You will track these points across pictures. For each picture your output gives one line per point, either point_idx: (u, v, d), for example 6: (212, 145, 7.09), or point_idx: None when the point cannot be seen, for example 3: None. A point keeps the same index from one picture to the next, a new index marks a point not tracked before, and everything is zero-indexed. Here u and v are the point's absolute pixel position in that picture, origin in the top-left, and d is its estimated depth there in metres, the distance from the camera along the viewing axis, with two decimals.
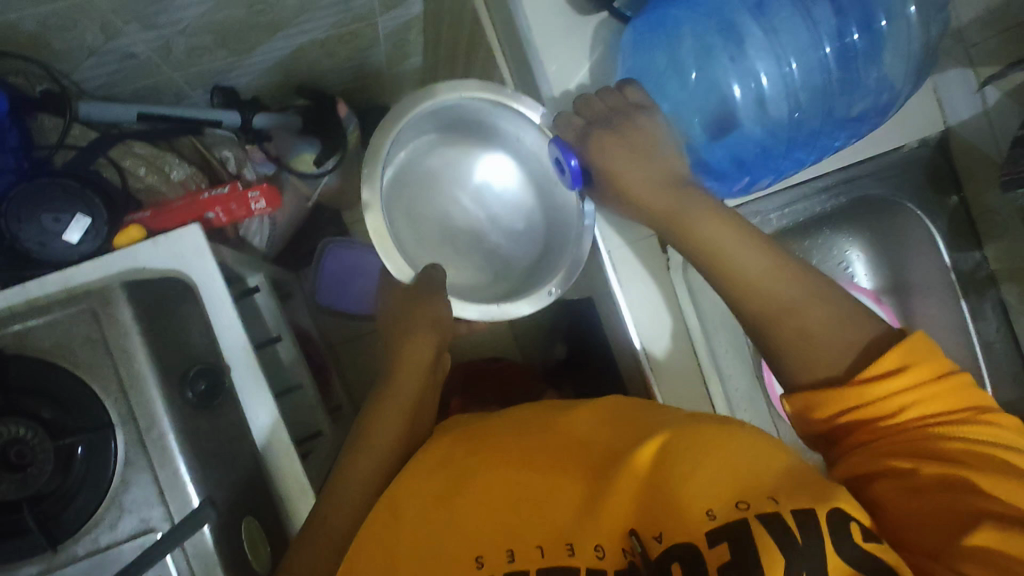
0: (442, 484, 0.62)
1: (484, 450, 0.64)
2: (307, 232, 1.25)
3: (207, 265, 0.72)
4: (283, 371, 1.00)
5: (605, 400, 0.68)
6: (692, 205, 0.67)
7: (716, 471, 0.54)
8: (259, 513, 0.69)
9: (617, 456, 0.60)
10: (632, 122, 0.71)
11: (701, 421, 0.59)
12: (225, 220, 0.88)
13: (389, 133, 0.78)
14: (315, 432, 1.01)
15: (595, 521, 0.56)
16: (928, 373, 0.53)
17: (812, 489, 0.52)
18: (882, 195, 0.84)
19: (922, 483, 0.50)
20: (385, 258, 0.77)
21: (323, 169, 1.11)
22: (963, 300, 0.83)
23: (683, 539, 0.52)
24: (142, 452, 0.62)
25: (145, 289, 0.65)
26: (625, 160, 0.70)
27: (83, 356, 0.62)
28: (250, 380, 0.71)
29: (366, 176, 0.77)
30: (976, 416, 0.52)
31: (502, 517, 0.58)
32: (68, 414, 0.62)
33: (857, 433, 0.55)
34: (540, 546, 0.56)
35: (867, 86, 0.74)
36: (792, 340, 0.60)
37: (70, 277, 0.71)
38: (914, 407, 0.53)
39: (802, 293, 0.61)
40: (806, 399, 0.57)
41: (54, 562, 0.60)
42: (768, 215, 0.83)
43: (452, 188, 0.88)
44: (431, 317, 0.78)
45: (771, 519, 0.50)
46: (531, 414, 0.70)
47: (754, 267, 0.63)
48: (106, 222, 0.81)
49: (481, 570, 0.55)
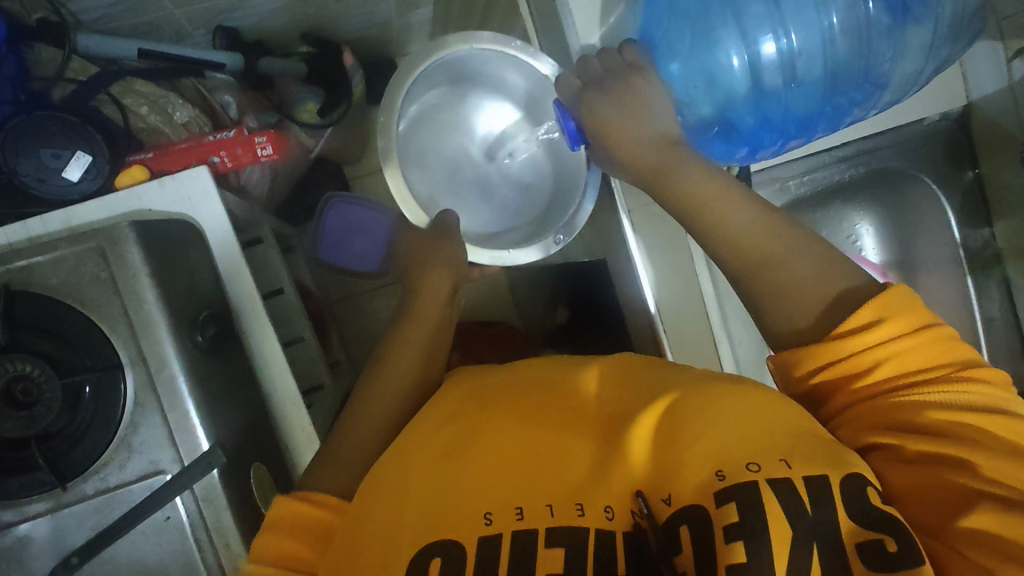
0: (424, 439, 0.57)
1: (472, 405, 0.61)
2: (308, 186, 1.21)
3: (214, 209, 0.70)
4: (285, 324, 0.99)
5: (614, 360, 0.64)
6: (677, 162, 0.64)
7: (729, 429, 0.49)
8: (267, 459, 0.69)
9: (622, 414, 0.56)
10: (623, 83, 0.69)
11: (713, 382, 0.55)
12: (230, 165, 0.85)
13: (404, 83, 0.83)
14: (316, 385, 1.01)
15: (603, 480, 0.51)
16: (904, 328, 0.49)
17: (825, 451, 0.47)
18: (901, 168, 0.87)
19: (911, 455, 0.46)
20: (402, 205, 0.85)
21: (327, 121, 1.05)
22: (969, 276, 0.84)
23: (694, 502, 0.47)
24: (152, 394, 0.61)
25: (153, 229, 0.64)
26: (617, 119, 0.68)
27: (92, 295, 0.61)
28: (258, 327, 0.71)
29: (382, 126, 0.82)
30: (956, 374, 0.48)
31: (495, 471, 0.53)
32: (76, 354, 0.61)
33: (840, 395, 0.51)
34: (551, 505, 0.50)
35: (873, 63, 0.72)
36: (769, 295, 0.57)
37: (72, 216, 0.69)
38: (887, 365, 0.49)
39: (782, 247, 0.57)
40: (786, 360, 0.54)
41: (63, 500, 0.60)
42: (788, 181, 0.87)
43: (459, 137, 0.96)
44: (449, 256, 0.82)
45: (782, 482, 0.45)
46: (526, 371, 0.66)
47: (739, 221, 0.59)
48: (107, 161, 0.79)
49: (490, 528, 0.49)
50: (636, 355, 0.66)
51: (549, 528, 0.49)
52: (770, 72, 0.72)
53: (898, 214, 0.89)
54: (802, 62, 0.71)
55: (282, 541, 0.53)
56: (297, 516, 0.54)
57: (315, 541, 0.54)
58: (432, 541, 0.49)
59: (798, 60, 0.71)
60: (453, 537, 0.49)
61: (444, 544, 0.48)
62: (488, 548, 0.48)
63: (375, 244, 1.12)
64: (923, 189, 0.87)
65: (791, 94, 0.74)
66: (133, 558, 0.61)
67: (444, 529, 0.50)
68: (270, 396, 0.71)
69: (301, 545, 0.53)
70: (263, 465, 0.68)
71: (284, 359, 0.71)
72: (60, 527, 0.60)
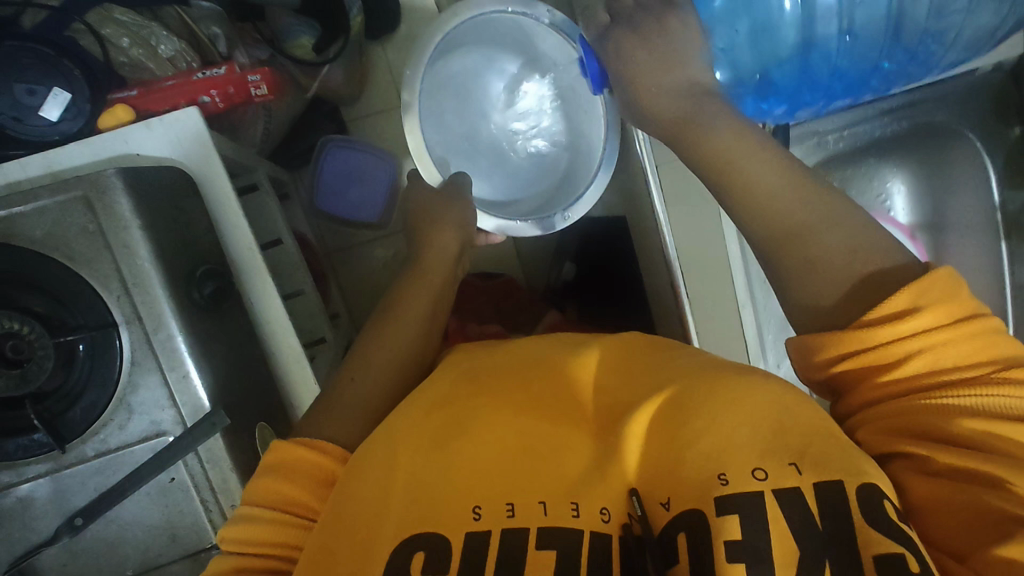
0: (407, 424, 0.52)
1: (463, 386, 0.56)
2: (303, 129, 1.13)
3: (207, 155, 0.65)
4: (283, 275, 0.95)
5: (616, 340, 0.59)
6: (708, 115, 0.58)
7: (735, 426, 0.43)
8: (272, 419, 0.67)
9: (619, 406, 0.51)
10: (656, 20, 0.62)
11: (721, 369, 0.49)
12: (223, 106, 0.79)
13: (436, 33, 0.80)
14: (318, 340, 0.97)
15: (597, 479, 0.47)
16: (943, 319, 0.44)
17: (840, 456, 0.41)
18: (944, 123, 0.80)
19: (938, 466, 0.41)
20: (417, 161, 0.83)
21: (325, 58, 0.95)
22: (1004, 243, 0.80)
23: (692, 506, 0.42)
24: (149, 353, 0.58)
25: (143, 176, 0.59)
26: (647, 62, 0.61)
27: (78, 249, 0.57)
28: (258, 281, 0.67)
29: (406, 80, 0.80)
30: (995, 374, 0.43)
31: (478, 463, 0.48)
32: (68, 310, 0.58)
33: (863, 390, 0.46)
34: (543, 502, 0.45)
35: (941, 14, 0.64)
36: (794, 270, 0.51)
37: (53, 159, 0.64)
38: (919, 358, 0.43)
39: (813, 218, 0.52)
40: (805, 344, 0.48)
41: (63, 461, 0.58)
42: (826, 136, 0.82)
43: (478, 100, 0.91)
44: (456, 219, 0.78)
45: (792, 491, 0.40)
46: (521, 352, 0.60)
47: (774, 187, 0.54)
48: (87, 99, 0.73)
49: (478, 523, 0.45)
50: (634, 334, 0.61)
51: (541, 528, 0.44)
52: (827, 22, 0.66)
53: (936, 174, 0.85)
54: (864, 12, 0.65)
55: (278, 483, 0.50)
56: (294, 458, 0.52)
57: (317, 486, 0.52)
58: (408, 537, 0.44)
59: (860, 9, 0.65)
60: (435, 529, 0.44)
61: (425, 539, 0.44)
62: (473, 547, 0.43)
63: (375, 191, 1.09)
64: (965, 147, 0.81)
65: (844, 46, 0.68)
66: (138, 517, 0.60)
67: (424, 521, 0.45)
68: (273, 353, 0.68)
69: (297, 488, 0.50)
70: (268, 424, 0.65)
71: (286, 316, 0.68)
72: (63, 488, 0.58)
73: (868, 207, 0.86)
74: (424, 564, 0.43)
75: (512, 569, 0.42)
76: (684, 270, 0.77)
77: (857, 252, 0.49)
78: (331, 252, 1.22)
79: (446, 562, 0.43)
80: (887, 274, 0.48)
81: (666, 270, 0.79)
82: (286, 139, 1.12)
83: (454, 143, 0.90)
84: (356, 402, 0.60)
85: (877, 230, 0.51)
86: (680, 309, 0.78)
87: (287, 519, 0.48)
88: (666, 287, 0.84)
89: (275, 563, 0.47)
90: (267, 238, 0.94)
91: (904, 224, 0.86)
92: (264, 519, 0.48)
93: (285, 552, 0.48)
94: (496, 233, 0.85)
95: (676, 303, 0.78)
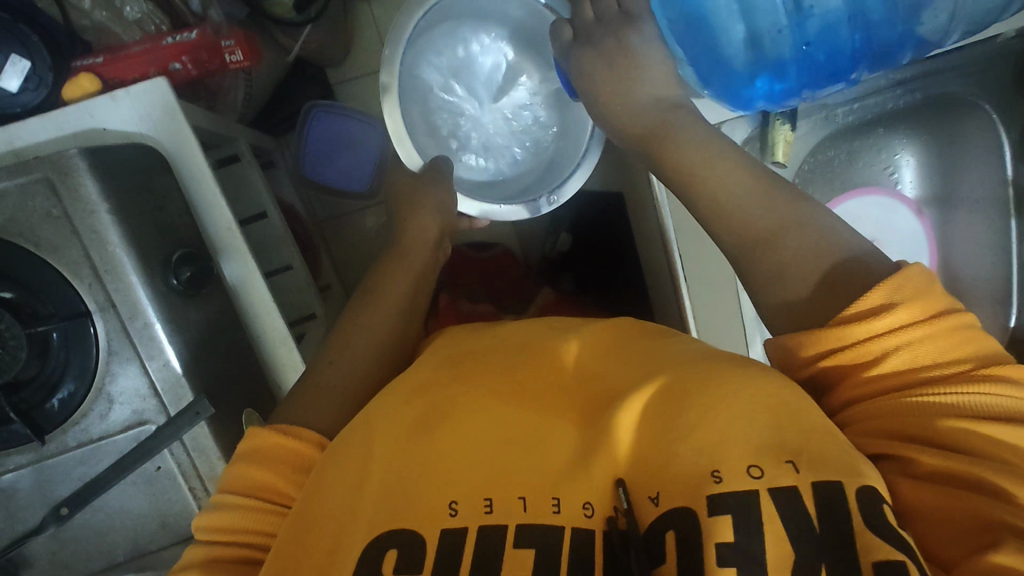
0: (385, 412, 0.49)
1: (442, 372, 0.54)
2: (287, 93, 1.08)
3: (179, 130, 0.61)
4: (269, 249, 0.93)
5: (605, 326, 0.57)
6: (674, 127, 0.60)
7: (730, 418, 0.41)
8: (259, 406, 0.65)
9: (608, 393, 0.49)
10: (615, 35, 0.63)
11: (718, 359, 0.47)
12: (195, 73, 0.74)
13: (417, 10, 0.75)
14: (307, 316, 0.95)
15: (582, 472, 0.44)
16: (918, 315, 0.41)
17: (839, 456, 0.39)
18: (961, 94, 0.75)
19: (924, 469, 0.39)
20: (396, 144, 0.76)
21: (306, 16, 0.90)
22: (1013, 219, 0.78)
23: (682, 504, 0.39)
24: (126, 342, 0.56)
25: (108, 154, 0.56)
26: (609, 80, 0.64)
27: (45, 235, 0.55)
28: (238, 259, 0.63)
29: (386, 60, 0.74)
30: (977, 371, 0.40)
31: (455, 455, 0.46)
32: (39, 298, 0.56)
33: (845, 387, 0.44)
34: (523, 498, 0.43)
35: None
36: (765, 276, 0.50)
37: (15, 135, 0.60)
38: (897, 356, 0.41)
39: (780, 222, 0.50)
40: (783, 343, 0.47)
41: (44, 452, 0.57)
42: (836, 108, 0.75)
43: (458, 81, 0.86)
44: (435, 203, 0.77)
45: (790, 490, 0.38)
46: (498, 341, 0.57)
47: (741, 191, 0.53)
48: (49, 68, 0.68)
49: (455, 520, 0.42)
50: (623, 321, 0.59)
51: (520, 524, 0.42)
52: (781, 16, 0.64)
53: (948, 149, 0.82)
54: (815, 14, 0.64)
55: (256, 469, 0.48)
56: (271, 445, 0.50)
57: (294, 473, 0.49)
58: (380, 533, 0.42)
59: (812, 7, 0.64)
60: (409, 526, 0.42)
61: (398, 535, 0.42)
62: (449, 545, 0.41)
63: (363, 161, 1.04)
64: (980, 118, 0.77)
65: (841, 24, 0.64)
66: (125, 506, 0.59)
67: (398, 516, 0.43)
68: (257, 338, 0.66)
69: (272, 475, 0.48)
70: (256, 410, 0.65)
71: (271, 298, 0.65)
72: (45, 478, 0.57)
73: (872, 183, 0.85)
74: (395, 563, 0.41)
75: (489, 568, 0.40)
76: (678, 237, 0.75)
77: (826, 254, 0.48)
78: (321, 222, 1.19)
79: (420, 561, 0.41)
80: (856, 271, 0.46)
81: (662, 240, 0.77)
82: (269, 104, 1.06)
83: (435, 129, 0.87)
84: (339, 392, 0.58)
85: (852, 234, 0.49)
86: (678, 289, 0.77)
87: (266, 507, 0.47)
88: (664, 265, 0.82)
89: (249, 551, 0.45)
90: (250, 213, 0.90)
91: (910, 199, 0.85)
92: (239, 506, 0.47)
93: (260, 538, 0.46)
94: (481, 217, 0.79)
95: (674, 283, 0.78)
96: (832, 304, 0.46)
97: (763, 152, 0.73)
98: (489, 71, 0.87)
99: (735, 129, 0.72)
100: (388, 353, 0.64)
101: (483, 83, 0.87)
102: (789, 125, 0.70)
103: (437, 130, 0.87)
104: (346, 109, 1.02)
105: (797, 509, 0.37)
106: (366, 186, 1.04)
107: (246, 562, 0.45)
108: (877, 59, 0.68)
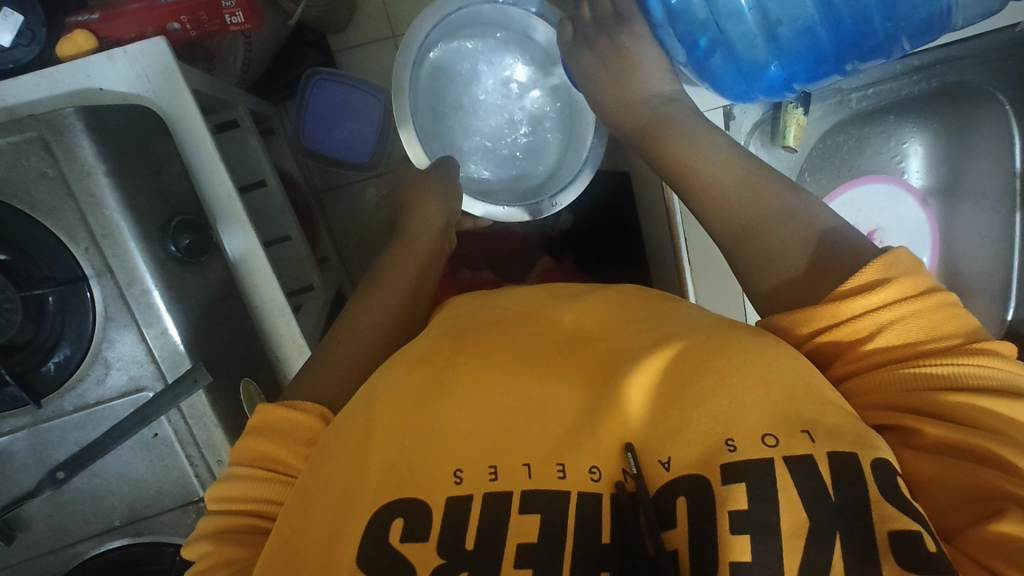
0: (386, 383, 0.49)
1: (444, 340, 0.53)
2: (290, 58, 1.05)
3: (178, 92, 0.60)
4: (269, 218, 0.91)
5: (607, 293, 0.57)
6: (670, 118, 0.60)
7: (744, 389, 0.41)
8: (258, 374, 0.65)
9: (616, 353, 0.48)
10: (609, 36, 0.65)
11: (720, 328, 0.47)
12: (193, 32, 0.74)
13: (431, 18, 0.77)
14: (306, 287, 0.94)
15: (588, 436, 0.44)
16: (905, 291, 0.42)
17: (852, 427, 0.38)
18: (975, 84, 0.74)
19: (926, 441, 0.39)
20: (407, 146, 0.79)
21: None
22: (1018, 213, 0.78)
23: (694, 471, 0.40)
24: (124, 308, 0.56)
25: (107, 117, 0.54)
26: (607, 76, 0.64)
27: (41, 195, 0.53)
28: (227, 210, 0.63)
29: (399, 63, 0.76)
30: (969, 345, 0.40)
31: (458, 424, 0.46)
32: (33, 261, 0.55)
33: (838, 365, 0.44)
34: (528, 465, 0.43)
35: None
36: (751, 261, 0.49)
37: (8, 93, 0.59)
38: (889, 331, 0.41)
39: (766, 211, 0.49)
40: (776, 323, 0.46)
41: (39, 416, 0.57)
42: (849, 94, 0.75)
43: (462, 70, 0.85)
44: (437, 192, 0.77)
45: (803, 459, 0.38)
46: (498, 311, 0.57)
47: (730, 177, 0.52)
48: (43, 23, 0.65)
49: (461, 488, 0.43)
50: (630, 287, 0.59)
51: (525, 491, 0.42)
52: (752, 26, 0.61)
53: (958, 139, 0.81)
54: (785, 20, 0.61)
55: (261, 441, 0.48)
56: (277, 418, 0.49)
57: (299, 444, 0.49)
58: (387, 501, 0.42)
59: (778, 12, 0.60)
60: (414, 494, 0.42)
61: (403, 505, 0.42)
62: (454, 513, 0.42)
63: (365, 130, 1.02)
64: (993, 109, 0.76)
65: (818, 23, 0.61)
66: (124, 471, 0.59)
67: (404, 484, 0.43)
68: (257, 307, 0.66)
69: (277, 445, 0.48)
70: (254, 379, 0.64)
71: (272, 271, 0.65)
72: (41, 442, 0.57)
73: (881, 171, 0.84)
74: (402, 530, 0.41)
75: (496, 533, 0.41)
76: (684, 223, 0.75)
77: (812, 242, 0.47)
78: (319, 193, 1.17)
79: (426, 527, 0.41)
80: (841, 253, 0.45)
81: (667, 222, 0.77)
82: (269, 70, 1.04)
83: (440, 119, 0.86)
84: (343, 363, 0.58)
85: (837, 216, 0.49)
86: (681, 277, 0.78)
87: (271, 478, 0.47)
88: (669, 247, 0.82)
89: (257, 521, 0.46)
90: (250, 180, 0.89)
91: (917, 188, 0.85)
92: (245, 477, 0.47)
93: (265, 506, 0.46)
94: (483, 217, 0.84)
95: (679, 271, 0.79)
96: (821, 282, 0.45)
97: (774, 135, 0.74)
98: (488, 59, 0.85)
99: (747, 112, 0.72)
100: (392, 327, 0.64)
101: (486, 70, 0.86)
102: (802, 109, 0.70)
103: (438, 114, 0.86)
104: (349, 77, 1.00)
105: (812, 479, 0.37)
106: (366, 155, 1.02)
107: (262, 532, 0.45)
108: (867, 50, 0.63)
